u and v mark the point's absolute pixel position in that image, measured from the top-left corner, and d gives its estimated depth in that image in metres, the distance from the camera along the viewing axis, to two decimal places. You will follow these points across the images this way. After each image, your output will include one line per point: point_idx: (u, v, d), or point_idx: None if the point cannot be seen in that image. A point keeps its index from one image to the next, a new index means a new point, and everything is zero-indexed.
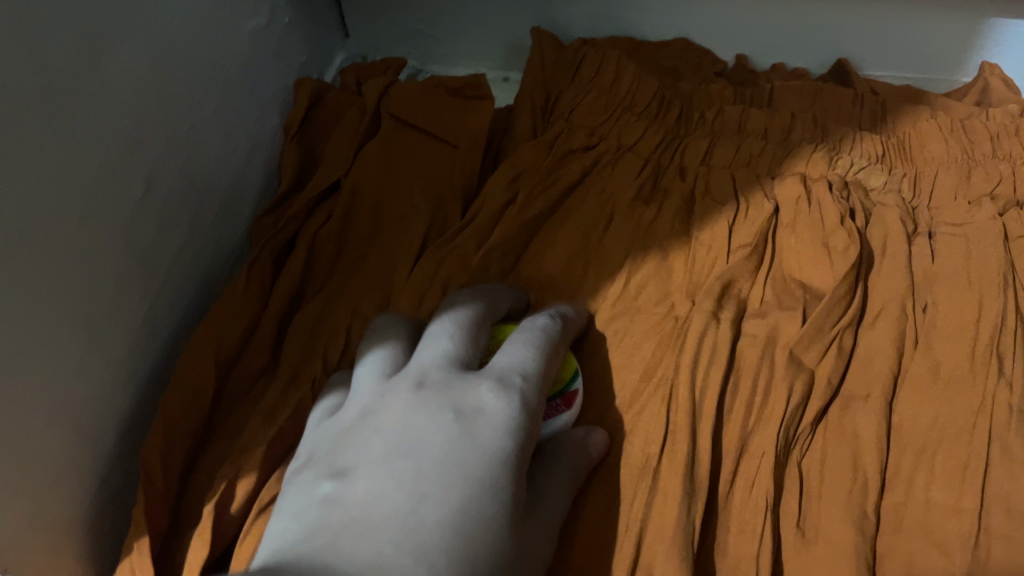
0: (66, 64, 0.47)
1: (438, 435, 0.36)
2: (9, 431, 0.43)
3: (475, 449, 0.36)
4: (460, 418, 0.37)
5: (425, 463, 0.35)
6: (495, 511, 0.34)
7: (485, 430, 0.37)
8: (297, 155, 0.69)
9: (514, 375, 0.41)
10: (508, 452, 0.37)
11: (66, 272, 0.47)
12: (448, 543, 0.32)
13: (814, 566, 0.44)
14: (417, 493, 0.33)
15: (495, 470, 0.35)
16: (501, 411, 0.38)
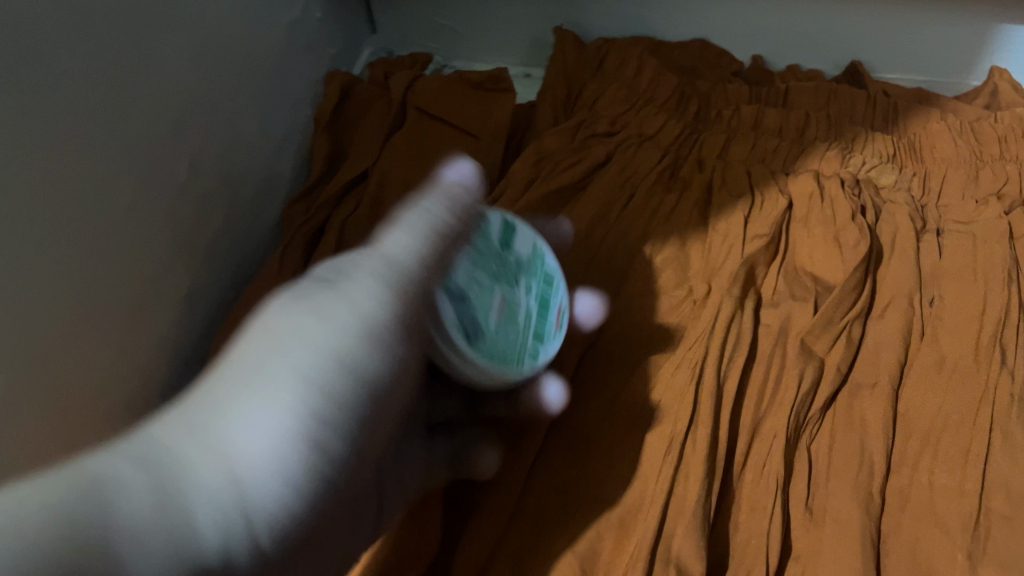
0: (119, 54, 0.49)
1: (285, 355, 0.30)
2: (66, 400, 0.46)
3: (320, 411, 0.29)
4: (334, 352, 0.30)
5: (244, 411, 0.28)
6: (295, 496, 0.29)
7: (352, 380, 0.31)
8: (327, 144, 0.71)
9: (415, 305, 0.36)
10: (360, 417, 0.31)
11: (116, 251, 0.50)
12: (213, 530, 0.27)
13: (822, 543, 0.47)
14: (204, 453, 0.27)
15: (328, 440, 0.30)
16: (383, 353, 0.33)
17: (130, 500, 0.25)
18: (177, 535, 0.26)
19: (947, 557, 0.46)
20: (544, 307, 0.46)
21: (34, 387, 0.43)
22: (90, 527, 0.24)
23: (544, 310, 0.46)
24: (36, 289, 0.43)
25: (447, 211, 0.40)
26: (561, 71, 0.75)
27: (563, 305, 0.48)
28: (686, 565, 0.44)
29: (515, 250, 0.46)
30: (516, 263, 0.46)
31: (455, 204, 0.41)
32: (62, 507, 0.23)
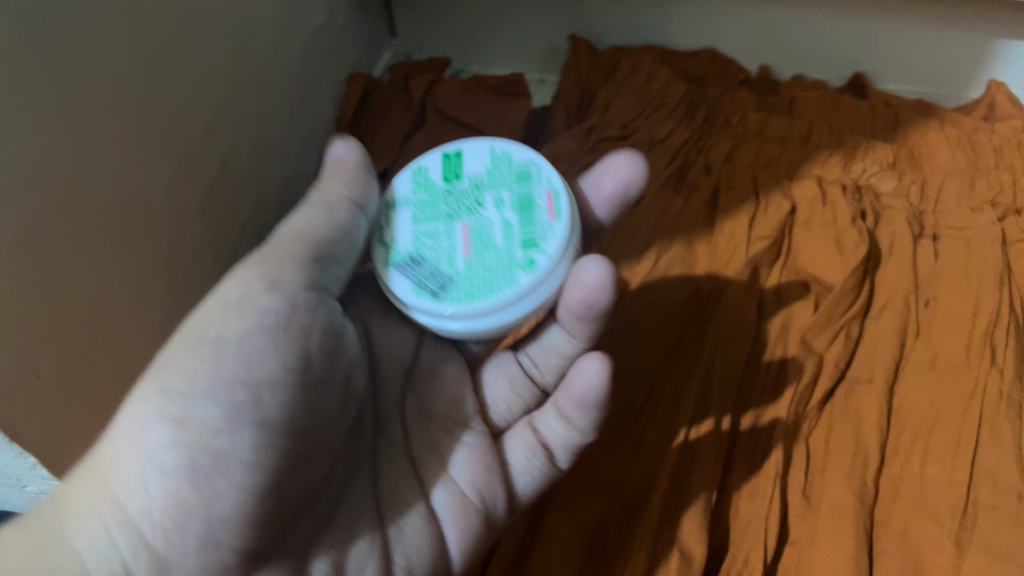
0: (161, 54, 0.52)
1: (106, 430, 0.33)
2: (105, 378, 0.49)
3: (140, 463, 0.31)
4: (139, 406, 0.32)
5: (83, 485, 0.32)
6: (172, 531, 0.31)
7: (185, 421, 0.32)
8: (350, 146, 0.75)
9: (290, 312, 0.36)
10: (224, 447, 0.32)
11: (152, 239, 0.52)
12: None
13: (817, 528, 0.49)
14: (71, 526, 0.31)
15: (183, 480, 0.31)
16: (228, 382, 0.33)
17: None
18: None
19: (935, 542, 0.48)
20: (523, 207, 0.39)
21: (76, 362, 0.46)
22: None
23: (523, 212, 0.39)
24: (80, 271, 0.46)
25: (336, 210, 0.40)
26: (575, 78, 0.78)
27: (554, 186, 0.40)
28: (688, 543, 0.48)
29: (467, 173, 0.41)
30: (474, 185, 0.40)
31: (342, 194, 0.40)
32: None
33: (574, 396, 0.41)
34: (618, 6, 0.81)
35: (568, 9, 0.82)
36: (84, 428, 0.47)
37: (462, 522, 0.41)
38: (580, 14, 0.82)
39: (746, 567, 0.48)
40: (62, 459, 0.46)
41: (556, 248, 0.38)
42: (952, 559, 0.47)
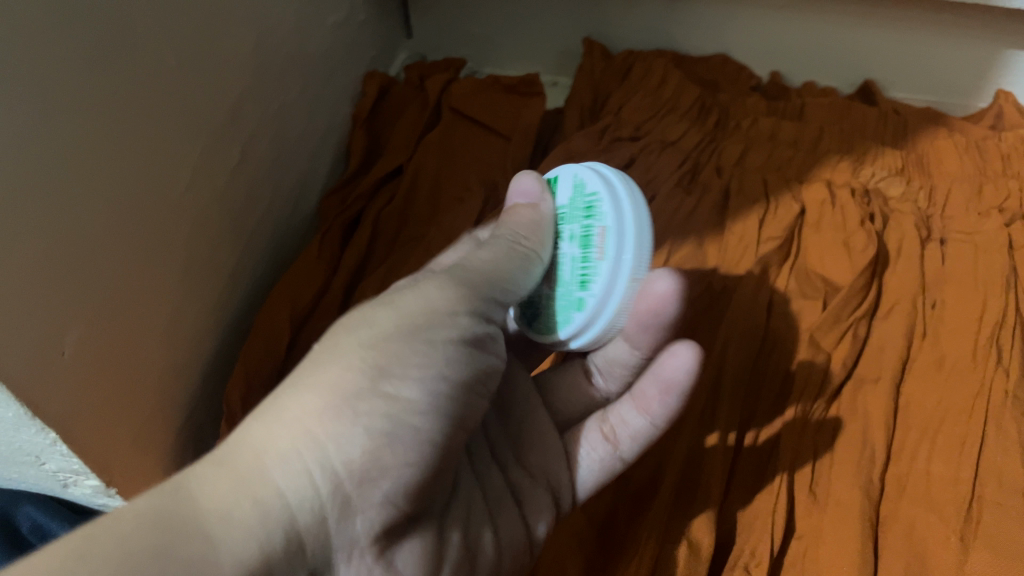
0: (187, 45, 0.53)
1: (307, 387, 0.34)
2: (126, 360, 0.50)
3: (351, 423, 0.33)
4: (352, 377, 0.34)
5: (288, 433, 0.33)
6: (361, 487, 0.33)
7: (396, 398, 0.34)
8: (365, 141, 0.76)
9: (472, 329, 0.37)
10: (421, 429, 0.34)
11: (172, 226, 0.53)
12: (278, 528, 0.31)
13: (823, 523, 0.50)
14: (269, 467, 0.32)
15: (385, 451, 0.33)
16: (431, 376, 0.35)
17: (213, 509, 0.31)
18: (247, 543, 0.31)
19: (940, 539, 0.48)
20: (585, 243, 0.43)
21: (97, 344, 0.47)
22: (177, 536, 0.29)
23: (581, 249, 0.43)
24: (105, 251, 0.47)
25: (509, 249, 0.41)
26: (588, 80, 0.80)
27: (608, 223, 0.42)
28: (694, 534, 0.48)
29: (556, 206, 0.46)
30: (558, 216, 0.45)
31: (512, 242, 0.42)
32: (144, 513, 0.30)
33: (662, 378, 0.44)
34: (632, 10, 0.82)
35: (582, 12, 0.83)
36: (103, 409, 0.48)
37: (544, 518, 0.45)
38: (594, 17, 0.83)
39: (752, 558, 0.48)
40: (81, 435, 0.47)
41: (599, 290, 0.42)
42: (958, 555, 0.47)
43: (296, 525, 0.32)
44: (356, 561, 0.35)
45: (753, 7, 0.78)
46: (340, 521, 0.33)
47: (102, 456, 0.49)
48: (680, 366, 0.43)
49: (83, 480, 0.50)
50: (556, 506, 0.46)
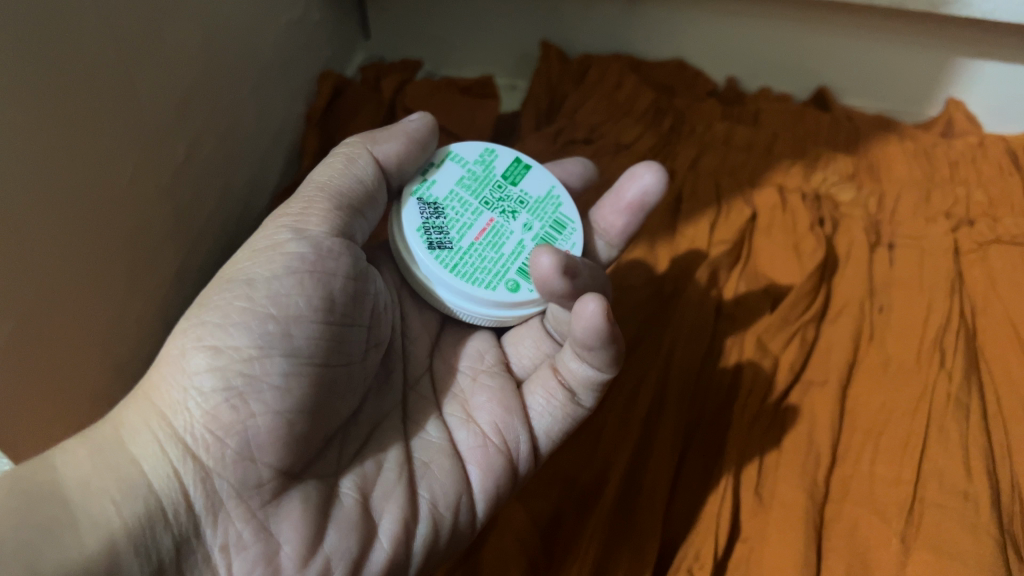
0: (132, 40, 0.52)
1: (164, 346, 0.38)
2: (61, 360, 0.48)
3: (199, 369, 0.36)
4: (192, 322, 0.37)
5: (143, 399, 0.36)
6: (208, 442, 0.35)
7: (241, 337, 0.37)
8: (318, 142, 0.76)
9: (306, 263, 0.39)
10: (265, 370, 0.36)
11: (114, 223, 0.52)
12: (133, 486, 0.33)
13: (767, 524, 0.49)
14: (124, 439, 0.35)
15: (226, 396, 0.35)
16: (259, 319, 0.37)
17: (71, 476, 0.32)
18: (106, 506, 0.32)
19: (881, 540, 0.48)
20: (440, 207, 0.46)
21: (29, 342, 0.45)
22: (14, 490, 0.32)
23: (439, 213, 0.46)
24: (40, 248, 0.46)
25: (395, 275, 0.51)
26: (545, 83, 0.81)
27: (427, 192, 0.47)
28: (638, 540, 0.48)
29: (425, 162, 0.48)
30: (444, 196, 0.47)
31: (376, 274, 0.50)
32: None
33: (580, 339, 0.41)
34: (590, 14, 0.82)
35: (541, 16, 0.84)
36: (35, 410, 0.47)
37: (478, 464, 0.43)
38: (553, 21, 0.84)
39: (696, 561, 0.48)
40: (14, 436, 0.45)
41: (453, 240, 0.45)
42: (898, 556, 0.47)
43: (155, 494, 0.33)
44: (225, 526, 0.35)
45: (709, 13, 0.79)
46: (198, 480, 0.35)
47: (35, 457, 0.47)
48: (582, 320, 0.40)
49: None
50: (509, 471, 0.44)
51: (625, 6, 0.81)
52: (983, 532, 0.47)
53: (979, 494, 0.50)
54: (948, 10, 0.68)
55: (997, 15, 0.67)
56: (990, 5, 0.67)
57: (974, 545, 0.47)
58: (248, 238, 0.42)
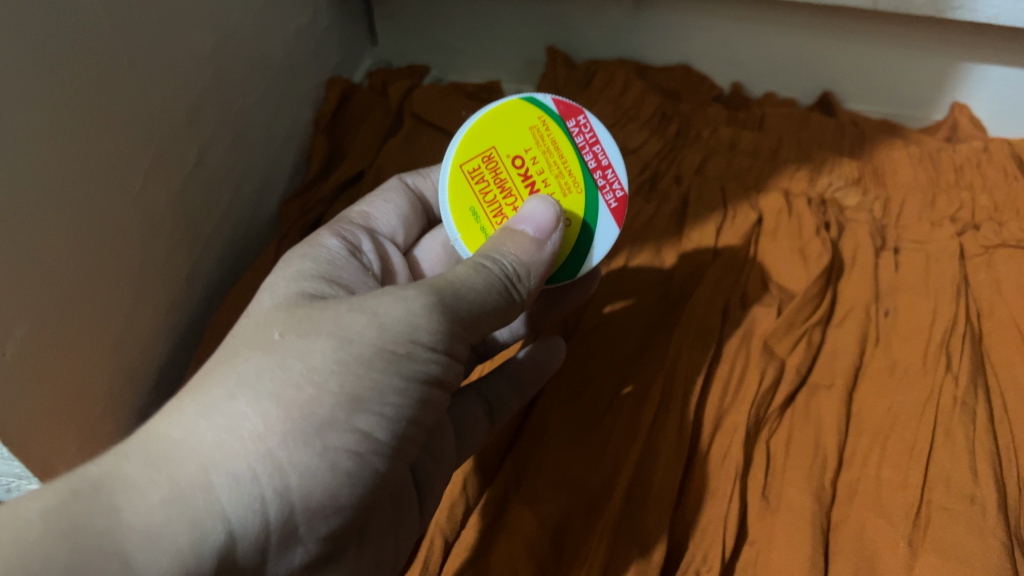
0: (143, 47, 0.53)
1: (254, 382, 0.33)
2: (72, 364, 0.49)
3: (318, 449, 0.33)
4: (300, 377, 0.34)
5: (234, 450, 0.32)
6: (293, 526, 0.34)
7: (363, 435, 0.35)
8: (326, 147, 0.77)
9: (423, 369, 0.37)
10: (364, 473, 0.35)
11: (124, 229, 0.53)
12: (211, 545, 0.31)
13: (775, 528, 0.49)
14: (214, 484, 0.32)
15: (325, 491, 0.34)
16: (373, 423, 0.35)
17: (143, 524, 0.30)
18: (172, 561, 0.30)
19: (888, 543, 0.48)
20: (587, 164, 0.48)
21: (41, 347, 0.46)
22: (88, 551, 0.28)
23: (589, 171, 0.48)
24: (50, 253, 0.46)
25: (356, 259, 0.45)
26: (550, 88, 0.82)
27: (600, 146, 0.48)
28: (646, 542, 0.48)
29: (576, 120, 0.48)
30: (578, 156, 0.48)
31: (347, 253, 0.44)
32: (52, 528, 0.28)
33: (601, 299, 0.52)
34: (596, 19, 0.83)
35: (547, 21, 0.84)
36: (47, 415, 0.47)
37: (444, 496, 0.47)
38: (559, 26, 0.84)
39: (704, 563, 0.48)
40: (28, 440, 0.46)
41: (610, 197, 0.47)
42: (905, 559, 0.47)
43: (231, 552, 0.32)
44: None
45: (715, 18, 0.79)
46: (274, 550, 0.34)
47: (49, 458, 0.48)
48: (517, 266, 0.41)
49: (26, 486, 0.49)
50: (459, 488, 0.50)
51: (630, 12, 0.81)
52: (990, 535, 0.48)
53: (986, 496, 0.50)
54: (953, 16, 0.68)
55: (1001, 20, 0.67)
56: (994, 10, 0.67)
57: (980, 548, 0.47)
58: (362, 297, 0.37)
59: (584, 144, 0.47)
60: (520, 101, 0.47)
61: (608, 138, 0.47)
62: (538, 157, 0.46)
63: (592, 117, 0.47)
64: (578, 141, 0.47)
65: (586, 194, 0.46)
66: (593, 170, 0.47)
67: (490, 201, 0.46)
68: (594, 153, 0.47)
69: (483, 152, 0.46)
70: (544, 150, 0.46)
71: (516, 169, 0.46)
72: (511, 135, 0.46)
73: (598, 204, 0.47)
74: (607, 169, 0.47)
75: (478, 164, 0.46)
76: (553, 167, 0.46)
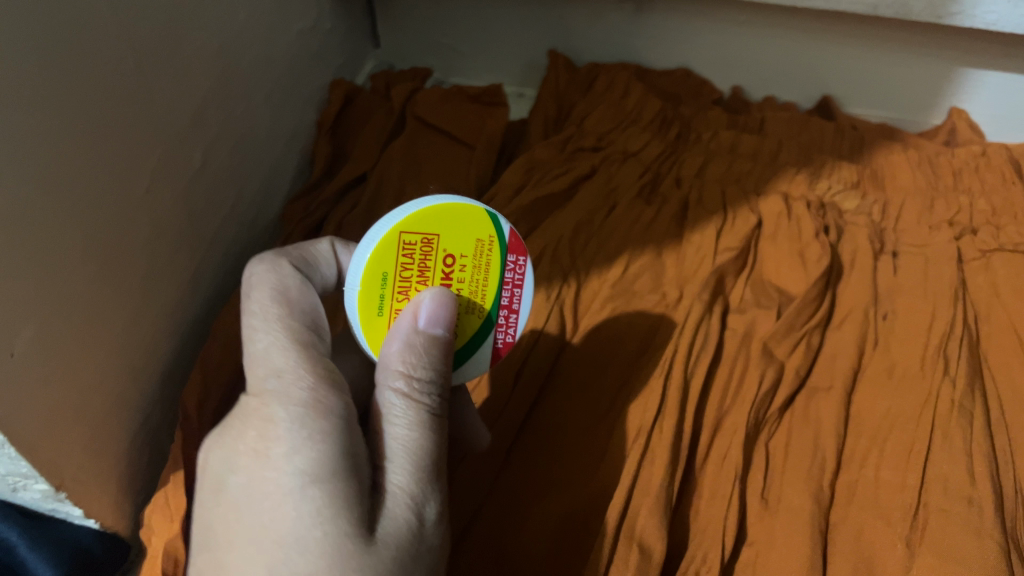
0: (148, 49, 0.53)
1: (302, 556, 0.33)
2: (79, 365, 0.49)
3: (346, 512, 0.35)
4: (347, 532, 0.34)
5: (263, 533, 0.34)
6: None
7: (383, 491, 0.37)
8: (329, 149, 0.77)
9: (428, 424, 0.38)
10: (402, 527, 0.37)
11: (129, 231, 0.53)
12: None
13: (774, 529, 0.50)
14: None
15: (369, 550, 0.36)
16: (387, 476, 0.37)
17: None
18: None
19: (885, 544, 0.49)
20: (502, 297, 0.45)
21: (48, 347, 0.46)
22: None
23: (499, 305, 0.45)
24: (58, 255, 0.47)
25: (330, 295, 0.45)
26: (552, 91, 0.82)
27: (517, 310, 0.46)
28: (647, 541, 0.48)
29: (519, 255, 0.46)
30: None
31: (306, 324, 0.40)
32: None
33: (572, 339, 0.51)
34: (597, 22, 0.83)
35: (549, 25, 0.85)
36: (53, 414, 0.47)
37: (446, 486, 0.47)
38: (561, 29, 0.85)
39: (703, 564, 0.48)
40: (34, 439, 0.46)
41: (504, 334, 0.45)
42: (903, 560, 0.48)
43: None
44: None
45: (715, 22, 0.80)
46: None
47: (54, 458, 0.48)
48: (425, 322, 0.38)
49: (32, 484, 0.49)
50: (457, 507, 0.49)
51: (631, 16, 0.82)
52: (986, 536, 0.48)
53: (983, 499, 0.50)
54: (951, 21, 0.69)
55: (999, 25, 0.68)
56: (992, 15, 0.67)
57: (977, 550, 0.47)
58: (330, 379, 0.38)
59: (509, 282, 0.44)
60: (488, 212, 0.43)
61: (531, 289, 0.45)
62: (470, 270, 0.43)
63: (530, 266, 0.45)
64: (507, 276, 0.44)
65: (484, 324, 0.44)
66: (502, 310, 0.44)
67: (402, 281, 0.42)
68: (507, 303, 0.44)
69: (426, 235, 0.41)
70: (480, 268, 0.43)
71: (440, 267, 0.42)
72: (456, 234, 0.42)
73: (485, 337, 0.44)
74: (512, 316, 0.45)
75: (414, 243, 0.41)
76: (472, 285, 0.43)
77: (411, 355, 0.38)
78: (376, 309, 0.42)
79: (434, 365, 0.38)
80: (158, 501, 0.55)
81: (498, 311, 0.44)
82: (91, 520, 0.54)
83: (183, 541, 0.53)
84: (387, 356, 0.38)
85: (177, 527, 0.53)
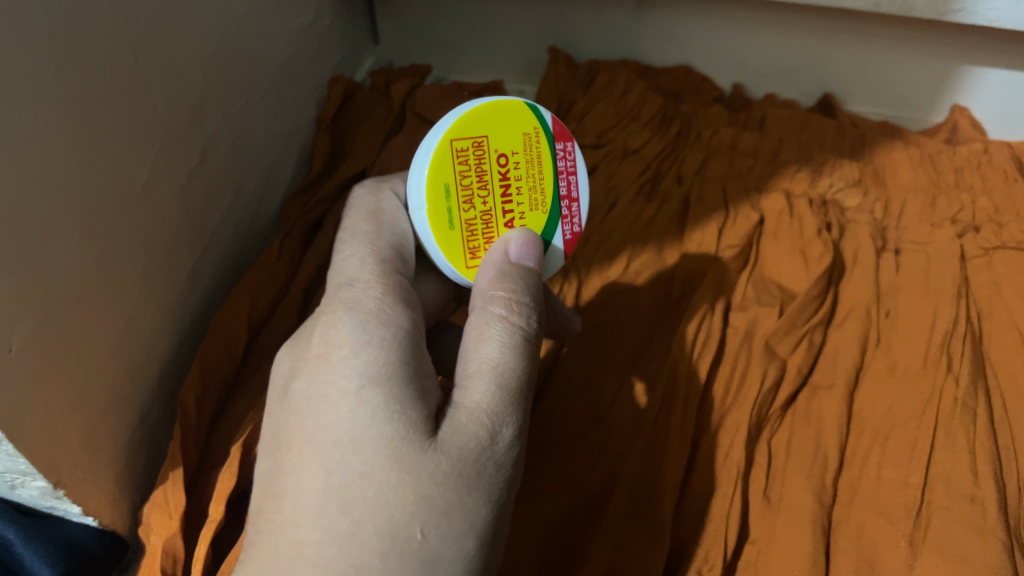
0: (147, 44, 0.53)
1: (358, 454, 0.33)
2: (77, 361, 0.49)
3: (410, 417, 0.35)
4: (405, 436, 0.34)
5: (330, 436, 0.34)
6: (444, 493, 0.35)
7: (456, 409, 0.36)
8: (329, 145, 0.77)
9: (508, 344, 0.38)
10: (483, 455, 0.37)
11: (128, 227, 0.53)
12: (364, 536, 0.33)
13: (776, 528, 0.50)
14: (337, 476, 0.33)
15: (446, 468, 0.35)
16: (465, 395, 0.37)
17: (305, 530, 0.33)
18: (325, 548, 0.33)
19: (888, 543, 0.49)
20: None
21: (46, 344, 0.46)
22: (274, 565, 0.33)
23: None
24: (56, 250, 0.46)
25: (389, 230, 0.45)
26: (552, 88, 0.82)
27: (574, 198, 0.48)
28: (648, 540, 0.48)
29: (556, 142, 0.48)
30: None
31: (391, 248, 0.42)
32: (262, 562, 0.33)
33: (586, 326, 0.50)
34: (598, 19, 0.83)
35: (549, 21, 0.85)
36: (51, 411, 0.47)
37: None
38: (561, 26, 0.85)
39: (705, 562, 0.48)
40: (32, 436, 0.46)
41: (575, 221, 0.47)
42: (906, 559, 0.48)
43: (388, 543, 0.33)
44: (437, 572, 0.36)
45: (717, 19, 0.79)
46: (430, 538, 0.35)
47: (52, 455, 0.48)
48: (516, 255, 0.41)
49: (30, 481, 0.49)
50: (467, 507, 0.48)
51: (632, 13, 0.81)
52: (990, 535, 0.48)
53: (986, 497, 0.50)
54: (953, 18, 0.68)
55: (1001, 22, 0.68)
56: (994, 12, 0.67)
57: (981, 548, 0.47)
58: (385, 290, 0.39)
59: (564, 170, 0.46)
60: (529, 105, 0.45)
61: (584, 177, 0.48)
62: (527, 163, 0.44)
63: (578, 151, 0.47)
64: (560, 165, 0.46)
65: (553, 214, 0.46)
66: (564, 199, 0.46)
67: (464, 189, 0.43)
68: (568, 188, 0.47)
69: (477, 138, 0.43)
70: (534, 158, 0.45)
71: (499, 165, 0.44)
72: (503, 130, 0.44)
73: (554, 229, 0.46)
74: (574, 204, 0.47)
75: (467, 147, 0.43)
76: (531, 177, 0.45)
77: (500, 287, 0.39)
78: (451, 223, 0.43)
79: (528, 293, 0.40)
80: (156, 499, 0.54)
81: (561, 202, 0.46)
82: (89, 518, 0.53)
83: (181, 539, 0.52)
84: (480, 284, 0.40)
85: (176, 525, 0.52)
